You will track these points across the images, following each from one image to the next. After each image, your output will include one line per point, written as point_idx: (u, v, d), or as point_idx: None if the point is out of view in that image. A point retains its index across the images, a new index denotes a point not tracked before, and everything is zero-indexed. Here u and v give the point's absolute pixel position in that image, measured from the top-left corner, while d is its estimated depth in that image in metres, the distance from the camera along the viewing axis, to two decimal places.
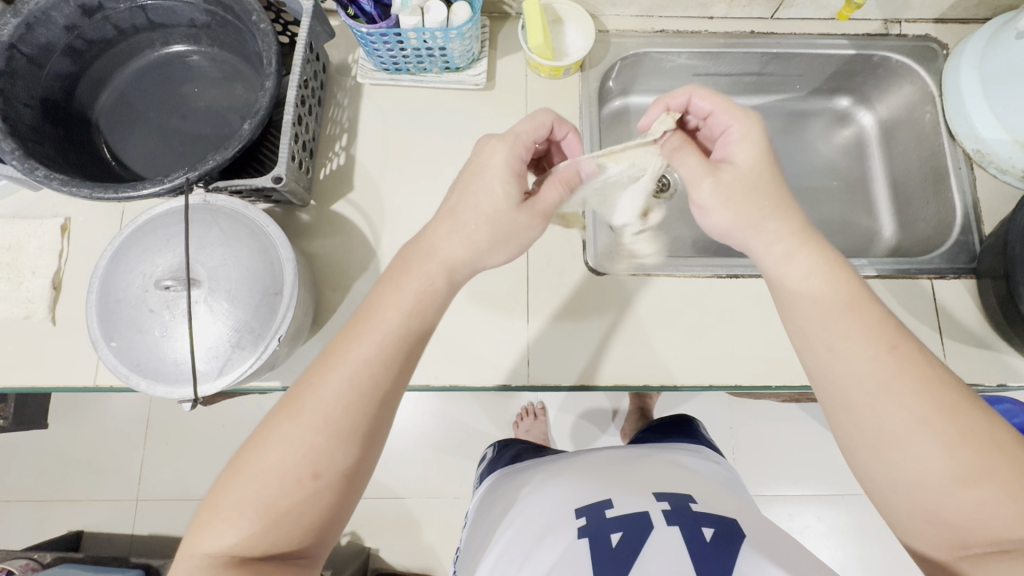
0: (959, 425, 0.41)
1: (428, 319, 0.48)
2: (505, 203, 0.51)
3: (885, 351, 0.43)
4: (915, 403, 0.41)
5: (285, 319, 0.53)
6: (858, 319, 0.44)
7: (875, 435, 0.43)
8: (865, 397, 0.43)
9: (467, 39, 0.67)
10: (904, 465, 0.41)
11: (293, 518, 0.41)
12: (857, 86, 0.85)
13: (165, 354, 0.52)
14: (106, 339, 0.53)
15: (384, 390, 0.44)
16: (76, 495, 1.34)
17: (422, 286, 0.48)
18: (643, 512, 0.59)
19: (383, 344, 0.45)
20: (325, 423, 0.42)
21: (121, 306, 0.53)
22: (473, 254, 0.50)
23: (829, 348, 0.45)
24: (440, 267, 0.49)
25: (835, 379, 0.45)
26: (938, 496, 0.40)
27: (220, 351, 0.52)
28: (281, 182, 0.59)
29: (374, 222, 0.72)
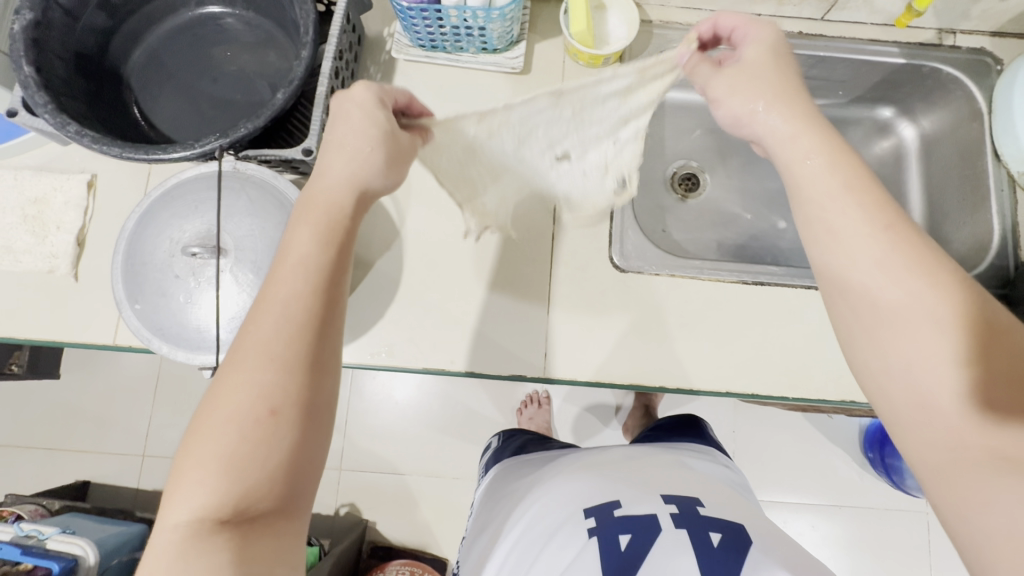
0: (959, 313, 0.39)
1: (342, 243, 0.46)
2: (386, 129, 0.49)
3: (929, 261, 0.40)
4: (908, 278, 0.40)
5: None
6: (858, 199, 0.43)
7: (877, 320, 0.41)
8: (866, 280, 0.41)
9: (509, 21, 0.65)
10: (902, 349, 0.39)
11: (259, 461, 0.37)
12: (902, 97, 0.83)
13: (188, 321, 0.52)
14: (130, 301, 0.53)
15: (317, 315, 0.42)
16: (85, 445, 1.37)
17: (325, 212, 0.46)
18: (651, 514, 0.58)
19: (306, 274, 0.43)
20: (270, 358, 0.39)
21: (147, 270, 0.52)
22: (358, 171, 0.48)
23: (831, 230, 0.43)
24: (342, 190, 0.47)
25: (853, 295, 0.42)
26: (930, 382, 0.38)
27: (242, 321, 0.52)
28: (311, 155, 0.58)
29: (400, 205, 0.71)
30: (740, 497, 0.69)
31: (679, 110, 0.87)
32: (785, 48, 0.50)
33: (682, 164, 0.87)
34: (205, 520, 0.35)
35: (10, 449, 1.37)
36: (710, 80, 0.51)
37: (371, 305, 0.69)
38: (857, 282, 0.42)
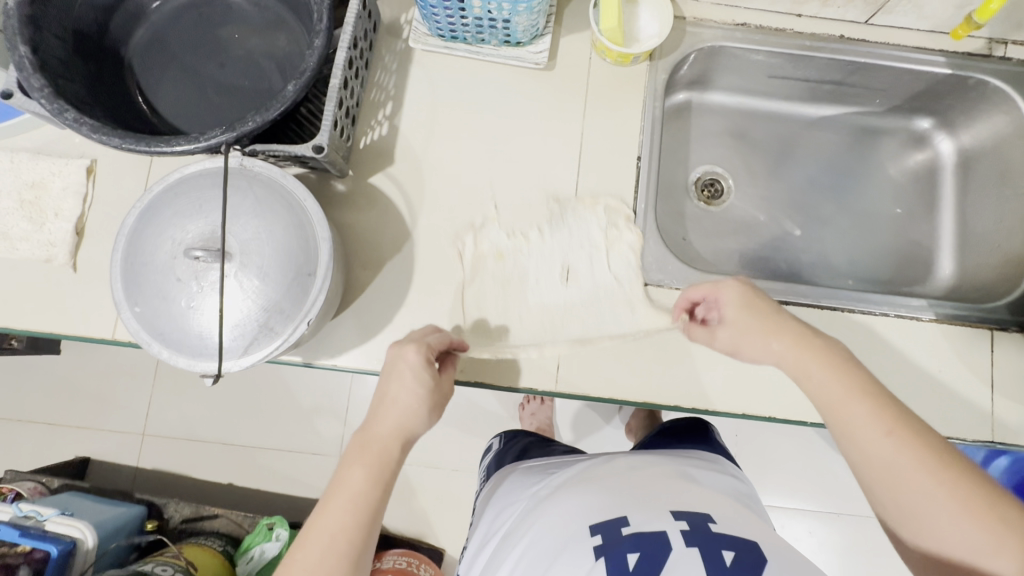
0: (980, 508, 0.42)
1: (393, 458, 0.51)
2: (426, 387, 0.53)
3: (960, 501, 0.43)
4: (925, 481, 0.44)
5: (317, 301, 0.51)
6: (866, 407, 0.47)
7: (908, 515, 0.45)
8: (892, 482, 0.45)
9: (536, 14, 0.61)
10: (926, 537, 0.44)
11: None
12: (942, 108, 0.79)
13: (190, 327, 0.49)
14: (130, 303, 0.50)
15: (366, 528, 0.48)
16: (85, 422, 1.36)
17: (377, 452, 0.51)
18: (660, 532, 0.55)
19: (354, 493, 0.49)
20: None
21: (147, 271, 0.50)
22: (404, 418, 0.52)
23: (851, 435, 0.47)
24: (392, 435, 0.52)
25: (890, 509, 0.46)
26: (964, 565, 0.42)
27: (247, 328, 0.50)
28: (323, 152, 0.56)
29: (411, 204, 0.67)
30: (751, 510, 0.66)
31: (706, 113, 0.83)
32: (755, 296, 0.55)
33: (708, 169, 0.83)
34: None
35: (10, 424, 1.36)
36: (708, 337, 0.57)
37: (379, 307, 0.65)
38: (883, 486, 0.46)
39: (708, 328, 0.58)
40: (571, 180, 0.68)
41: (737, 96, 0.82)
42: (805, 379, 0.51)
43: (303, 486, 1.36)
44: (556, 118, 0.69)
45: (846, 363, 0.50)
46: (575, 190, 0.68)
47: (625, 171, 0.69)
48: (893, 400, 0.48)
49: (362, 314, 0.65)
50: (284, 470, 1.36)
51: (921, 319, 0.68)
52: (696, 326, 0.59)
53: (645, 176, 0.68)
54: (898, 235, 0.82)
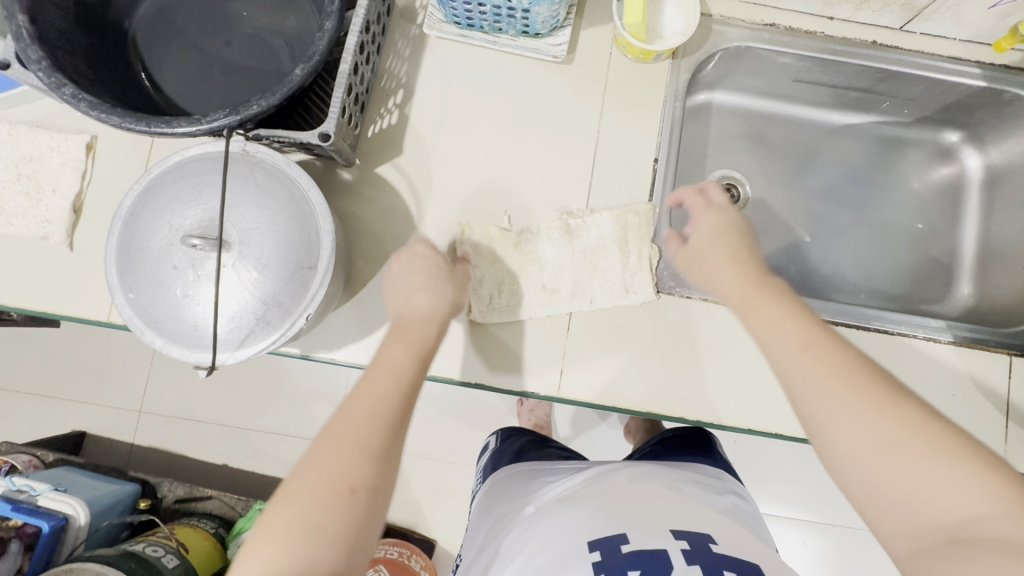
0: (884, 410, 0.40)
1: (429, 339, 0.52)
2: (431, 267, 0.56)
3: (867, 399, 0.40)
4: (835, 386, 0.41)
5: (317, 296, 0.49)
6: (792, 323, 0.46)
7: (815, 425, 0.42)
8: (802, 385, 0.43)
9: (556, 5, 0.59)
10: (835, 446, 0.40)
11: (331, 536, 0.39)
12: (972, 122, 0.76)
13: (185, 317, 0.48)
14: (125, 289, 0.49)
15: (404, 405, 0.47)
16: (82, 396, 1.36)
17: (416, 333, 0.52)
18: (661, 549, 0.53)
19: (400, 368, 0.48)
20: (355, 443, 0.43)
21: (142, 257, 0.48)
22: (434, 302, 0.54)
23: (772, 349, 0.46)
24: (432, 325, 0.53)
25: (803, 420, 0.43)
26: (868, 471, 0.39)
27: (244, 320, 0.48)
28: (329, 140, 0.54)
29: (418, 197, 0.65)
30: (753, 533, 0.64)
31: (726, 115, 0.80)
32: (731, 226, 0.57)
33: (725, 174, 0.81)
34: None
35: (8, 394, 1.36)
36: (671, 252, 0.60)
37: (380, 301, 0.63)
38: (798, 394, 0.43)
39: (678, 247, 0.59)
40: (584, 179, 0.66)
41: (760, 99, 0.80)
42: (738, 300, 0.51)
43: None
44: (572, 114, 0.67)
45: (778, 282, 0.50)
46: (588, 190, 0.66)
47: (640, 172, 0.66)
48: (816, 318, 0.47)
49: (362, 309, 0.63)
50: (279, 454, 1.36)
51: (940, 341, 0.65)
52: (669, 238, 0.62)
53: (660, 179, 0.66)
54: (917, 251, 0.80)
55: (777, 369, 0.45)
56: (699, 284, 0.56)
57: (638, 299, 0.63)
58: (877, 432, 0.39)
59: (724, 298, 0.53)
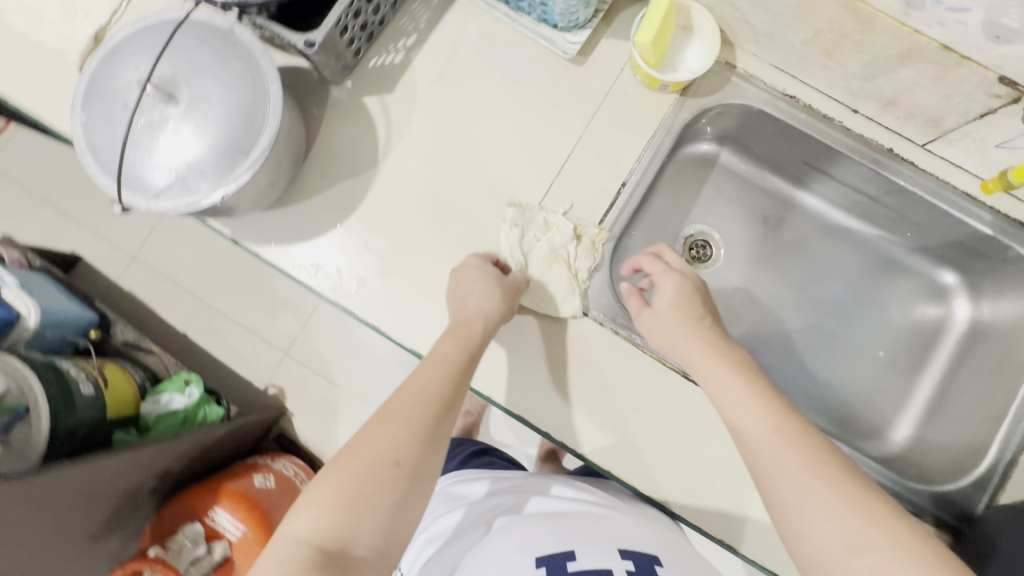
0: (845, 500, 0.42)
1: (479, 336, 0.57)
2: (489, 273, 0.60)
3: (837, 490, 0.43)
4: (796, 472, 0.44)
5: (237, 178, 0.52)
6: (760, 406, 0.50)
7: (787, 510, 0.44)
8: (779, 472, 0.45)
9: (573, 0, 0.59)
10: (804, 534, 0.42)
11: (375, 501, 0.45)
12: (972, 269, 0.71)
13: (119, 152, 0.51)
14: (81, 110, 0.53)
15: (449, 393, 0.53)
16: (91, 226, 1.47)
17: (467, 329, 0.57)
18: (605, 570, 0.51)
19: (447, 360, 0.55)
20: (404, 419, 0.49)
21: (104, 88, 0.52)
22: (484, 301, 0.58)
23: (749, 432, 0.48)
24: (477, 318, 0.58)
25: (775, 505, 0.45)
26: (834, 563, 0.40)
27: (167, 174, 0.51)
28: (311, 49, 0.56)
29: (390, 136, 0.67)
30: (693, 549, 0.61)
31: (729, 176, 0.78)
32: (689, 296, 0.62)
33: (704, 231, 0.80)
34: (308, 545, 0.42)
35: (32, 200, 1.48)
36: (637, 306, 0.64)
37: (317, 215, 0.66)
38: (771, 482, 0.45)
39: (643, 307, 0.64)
40: (549, 177, 0.66)
41: (767, 172, 0.78)
42: (710, 379, 0.54)
43: (242, 364, 1.42)
44: (562, 113, 0.67)
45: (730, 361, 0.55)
46: (548, 189, 0.66)
47: (604, 191, 0.66)
48: (783, 401, 0.50)
49: (298, 216, 0.66)
50: (233, 342, 1.42)
51: None
52: (631, 290, 0.65)
53: (620, 203, 0.66)
54: (870, 378, 0.76)
55: (745, 450, 0.49)
56: (662, 349, 0.61)
57: (551, 306, 0.63)
58: (848, 531, 0.41)
59: (689, 364, 0.58)
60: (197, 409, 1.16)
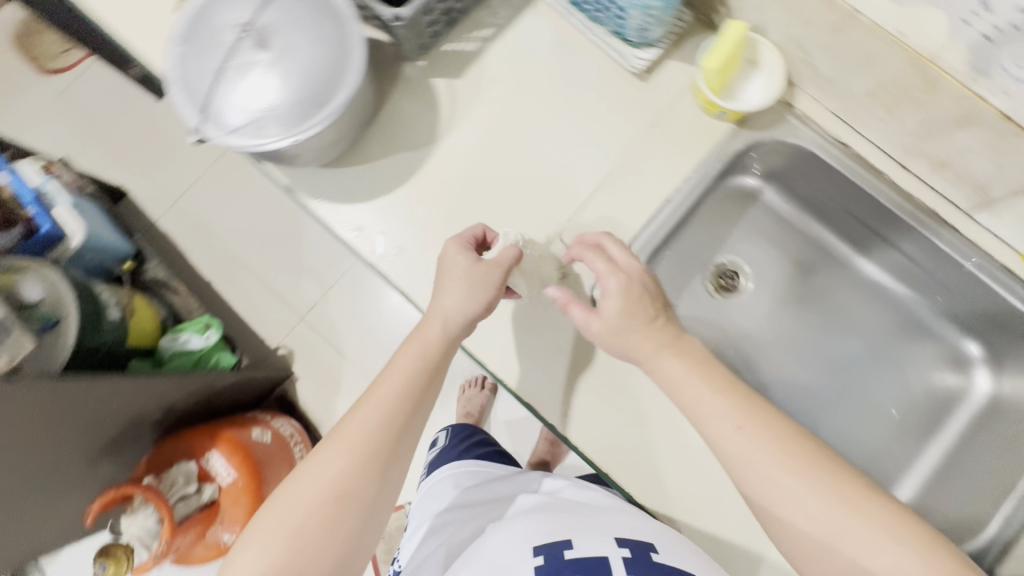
0: (816, 478, 0.48)
1: (438, 356, 0.60)
2: (462, 266, 0.59)
3: (804, 471, 0.49)
4: (770, 464, 0.49)
5: (310, 129, 0.55)
6: (725, 400, 0.53)
7: (767, 496, 0.49)
8: (757, 467, 0.50)
9: (651, 17, 0.61)
10: (786, 513, 0.48)
11: (314, 536, 0.52)
12: (998, 342, 0.71)
13: (207, 87, 0.55)
14: (178, 42, 0.56)
15: (396, 422, 0.57)
16: (142, 165, 1.53)
17: (424, 348, 0.60)
18: (603, 557, 0.53)
19: (397, 384, 0.58)
20: (346, 451, 0.55)
21: (205, 27, 0.56)
22: (459, 306, 0.59)
23: (718, 433, 0.52)
24: (439, 323, 0.60)
25: (755, 494, 0.50)
26: (812, 534, 0.47)
27: (247, 115, 0.55)
28: (398, 22, 0.59)
29: (451, 118, 0.70)
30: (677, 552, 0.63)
31: (768, 213, 0.80)
32: (639, 295, 0.58)
33: (735, 261, 0.81)
34: None
35: (92, 132, 1.55)
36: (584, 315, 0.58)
37: (370, 182, 0.68)
38: (753, 477, 0.50)
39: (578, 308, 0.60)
40: (596, 181, 0.68)
41: (807, 215, 0.79)
42: (677, 386, 0.55)
43: (258, 321, 1.45)
44: (618, 123, 0.69)
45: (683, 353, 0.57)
46: (593, 193, 0.68)
47: (647, 204, 0.68)
48: (744, 394, 0.54)
49: (351, 179, 0.68)
50: (254, 299, 1.46)
51: None
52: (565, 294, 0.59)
53: (660, 219, 0.68)
54: (880, 435, 0.75)
55: (716, 449, 0.52)
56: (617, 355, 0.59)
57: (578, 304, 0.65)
58: (822, 521, 0.47)
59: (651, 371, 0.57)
60: (211, 355, 1.20)
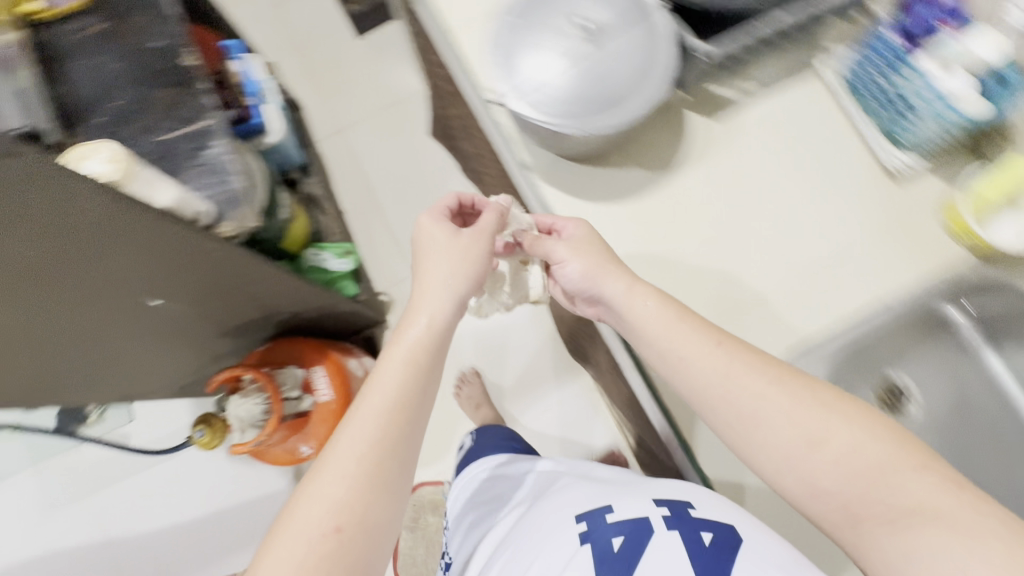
0: (791, 393, 0.56)
1: (426, 361, 0.69)
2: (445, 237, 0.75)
3: (784, 378, 0.58)
4: (748, 380, 0.58)
5: (595, 127, 0.58)
6: (688, 325, 0.61)
7: (749, 420, 0.57)
8: (740, 397, 0.58)
9: (942, 131, 0.63)
10: (766, 438, 0.56)
11: (321, 567, 0.55)
12: None
13: (523, 62, 0.61)
14: (511, 15, 0.63)
15: (388, 437, 0.63)
16: (326, 92, 1.67)
17: (413, 353, 0.69)
18: (642, 516, 0.62)
19: (385, 396, 0.65)
20: (343, 478, 0.59)
21: (540, 11, 0.62)
22: (448, 304, 0.72)
23: (694, 363, 0.60)
24: (425, 327, 0.71)
25: (733, 423, 0.58)
26: (805, 460, 0.54)
27: (546, 96, 0.60)
28: (702, 58, 0.62)
29: (694, 150, 0.71)
30: None
31: (955, 345, 0.76)
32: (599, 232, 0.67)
33: (903, 380, 0.77)
34: None
35: (294, 49, 1.70)
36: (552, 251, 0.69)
37: (599, 186, 0.71)
38: (738, 406, 0.58)
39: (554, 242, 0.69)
40: (813, 259, 0.68)
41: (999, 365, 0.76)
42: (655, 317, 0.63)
43: (374, 263, 1.53)
44: (852, 212, 0.69)
45: (655, 286, 0.64)
46: (806, 269, 0.68)
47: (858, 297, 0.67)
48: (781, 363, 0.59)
49: (583, 178, 0.71)
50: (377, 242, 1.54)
51: None
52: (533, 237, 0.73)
53: (868, 317, 0.66)
54: None
55: (681, 379, 0.62)
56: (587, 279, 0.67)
57: None
58: (799, 433, 0.55)
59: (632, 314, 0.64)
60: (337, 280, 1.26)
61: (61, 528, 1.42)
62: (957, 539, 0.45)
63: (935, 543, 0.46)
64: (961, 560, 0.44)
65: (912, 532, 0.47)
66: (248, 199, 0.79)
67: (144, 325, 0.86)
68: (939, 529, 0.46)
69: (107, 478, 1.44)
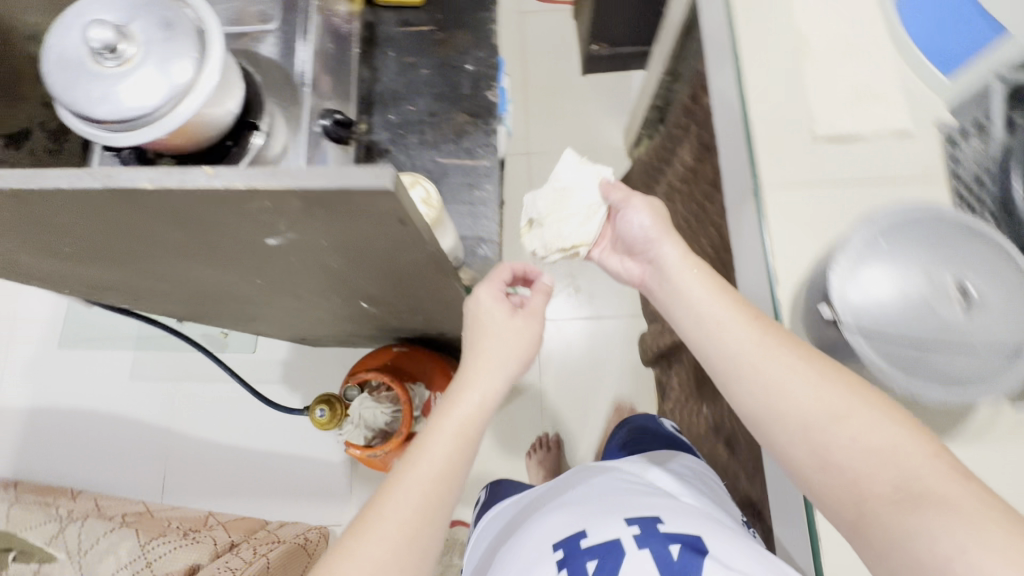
0: (816, 365, 0.57)
1: (473, 438, 0.71)
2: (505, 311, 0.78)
3: (810, 352, 0.59)
4: (776, 355, 0.59)
5: (926, 394, 0.53)
6: (728, 298, 0.65)
7: (767, 391, 0.59)
8: (773, 368, 0.58)
9: None
10: (785, 410, 0.57)
11: None
12: None
13: (872, 286, 0.56)
14: (878, 229, 0.57)
15: (433, 504, 0.65)
16: (532, 111, 1.68)
17: (463, 427, 0.71)
18: (613, 539, 0.65)
19: (432, 463, 0.67)
20: (388, 542, 0.61)
21: (913, 242, 0.56)
22: (501, 384, 0.75)
23: (721, 326, 0.63)
24: (475, 405, 0.73)
25: (750, 395, 0.60)
26: (825, 442, 0.54)
27: (885, 335, 0.54)
28: None
29: (985, 429, 0.62)
30: None
31: None
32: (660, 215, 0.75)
33: None
34: None
35: (520, 61, 1.73)
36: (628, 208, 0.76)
37: None
38: (764, 372, 0.59)
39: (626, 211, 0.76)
40: None
41: None
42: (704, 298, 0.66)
43: None
44: None
45: None
46: None
47: None
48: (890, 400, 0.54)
49: None
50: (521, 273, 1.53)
51: None
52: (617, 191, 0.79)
53: None
54: None
55: (721, 344, 0.63)
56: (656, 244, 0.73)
57: None
58: (821, 409, 0.55)
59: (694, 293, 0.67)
60: None
61: (139, 397, 1.50)
62: (961, 525, 0.44)
63: (940, 525, 0.45)
64: (960, 542, 0.43)
65: (918, 511, 0.46)
66: (492, 255, 0.79)
67: (324, 309, 0.84)
68: (947, 513, 0.45)
69: (196, 374, 1.51)
